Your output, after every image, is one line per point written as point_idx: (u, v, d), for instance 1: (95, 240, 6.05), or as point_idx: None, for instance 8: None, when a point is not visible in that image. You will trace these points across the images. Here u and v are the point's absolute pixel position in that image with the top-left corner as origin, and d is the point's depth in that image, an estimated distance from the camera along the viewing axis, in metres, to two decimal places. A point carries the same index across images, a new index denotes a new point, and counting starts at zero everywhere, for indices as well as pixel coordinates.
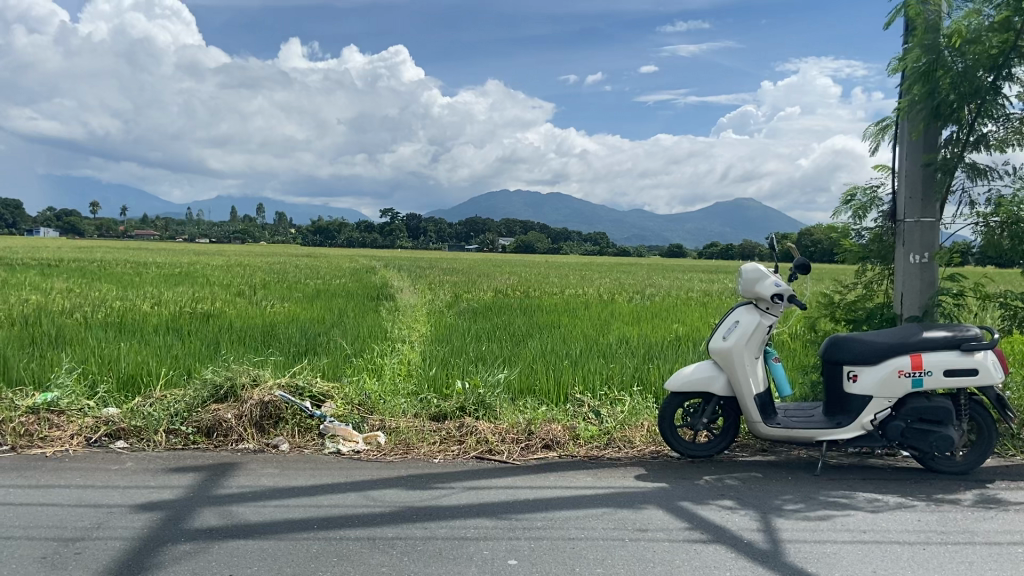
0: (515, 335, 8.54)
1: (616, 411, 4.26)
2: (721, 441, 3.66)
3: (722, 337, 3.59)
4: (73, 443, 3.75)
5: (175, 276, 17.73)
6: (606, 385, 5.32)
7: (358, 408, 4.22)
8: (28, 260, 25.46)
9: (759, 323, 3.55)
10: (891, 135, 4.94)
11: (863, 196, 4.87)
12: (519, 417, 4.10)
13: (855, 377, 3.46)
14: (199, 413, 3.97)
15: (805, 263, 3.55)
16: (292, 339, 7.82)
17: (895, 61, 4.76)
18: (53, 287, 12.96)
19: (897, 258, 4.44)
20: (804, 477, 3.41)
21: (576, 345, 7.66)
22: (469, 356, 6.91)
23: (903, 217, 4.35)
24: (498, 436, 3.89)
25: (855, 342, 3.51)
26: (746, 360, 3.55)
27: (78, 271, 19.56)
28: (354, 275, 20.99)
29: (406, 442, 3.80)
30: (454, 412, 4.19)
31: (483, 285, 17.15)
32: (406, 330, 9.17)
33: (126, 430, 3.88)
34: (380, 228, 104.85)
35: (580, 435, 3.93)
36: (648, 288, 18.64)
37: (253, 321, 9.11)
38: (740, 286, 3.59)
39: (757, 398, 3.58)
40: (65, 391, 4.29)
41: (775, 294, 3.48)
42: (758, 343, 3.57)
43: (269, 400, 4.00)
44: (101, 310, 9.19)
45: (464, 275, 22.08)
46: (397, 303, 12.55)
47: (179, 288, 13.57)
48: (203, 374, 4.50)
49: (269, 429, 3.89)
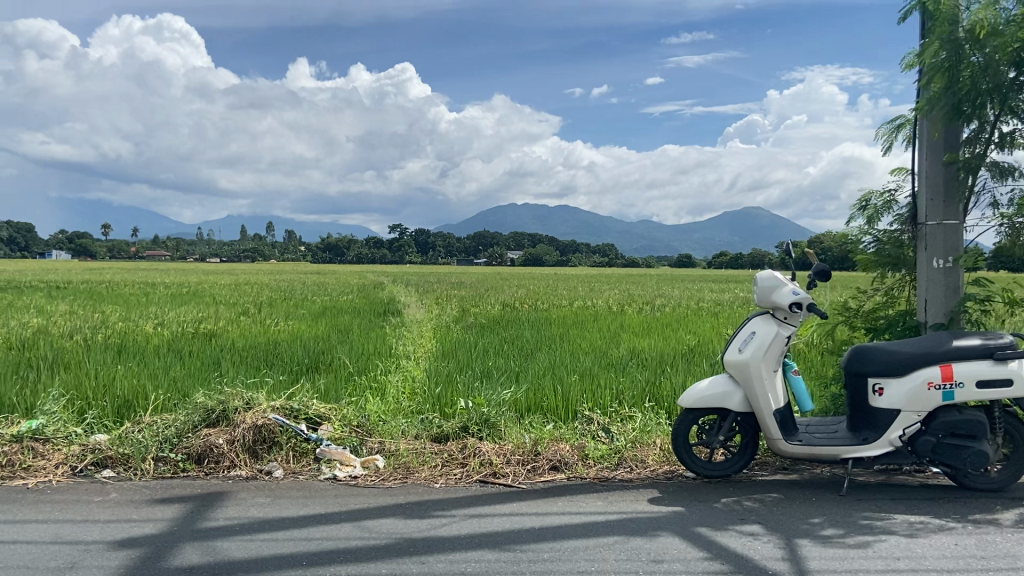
0: (524, 349, 8.36)
1: (627, 429, 4.06)
2: (739, 460, 3.46)
3: (738, 349, 3.39)
4: (58, 474, 3.57)
5: (182, 297, 17.64)
6: (617, 401, 5.12)
7: (357, 430, 4.02)
8: (37, 283, 25.60)
9: (777, 334, 3.34)
10: (906, 134, 4.75)
11: (878, 199, 4.66)
12: (525, 437, 3.90)
13: (882, 391, 3.26)
14: (189, 439, 3.78)
15: (824, 269, 3.32)
16: (295, 358, 7.65)
17: (910, 58, 4.57)
18: (58, 310, 12.83)
19: (919, 264, 4.23)
20: (829, 497, 3.20)
21: (585, 358, 7.45)
22: (476, 372, 6.72)
23: (923, 220, 4.15)
24: (502, 457, 3.69)
25: (880, 352, 3.31)
26: (764, 373, 3.34)
27: (86, 293, 19.55)
28: (361, 291, 20.85)
29: (406, 466, 3.61)
30: (456, 433, 3.98)
31: (491, 299, 16.96)
32: (412, 346, 8.99)
33: (114, 458, 3.70)
34: (388, 245, 105.10)
35: (589, 455, 3.73)
36: (658, 296, 19.22)
37: (255, 340, 8.93)
38: (755, 295, 3.37)
39: (776, 413, 3.37)
40: (52, 417, 4.11)
41: (793, 303, 3.27)
42: (777, 355, 3.36)
43: (261, 423, 3.81)
44: (102, 331, 9.05)
45: (471, 289, 21.95)
46: (404, 318, 12.37)
47: (184, 308, 13.44)
48: (197, 397, 4.32)
49: (262, 455, 3.70)
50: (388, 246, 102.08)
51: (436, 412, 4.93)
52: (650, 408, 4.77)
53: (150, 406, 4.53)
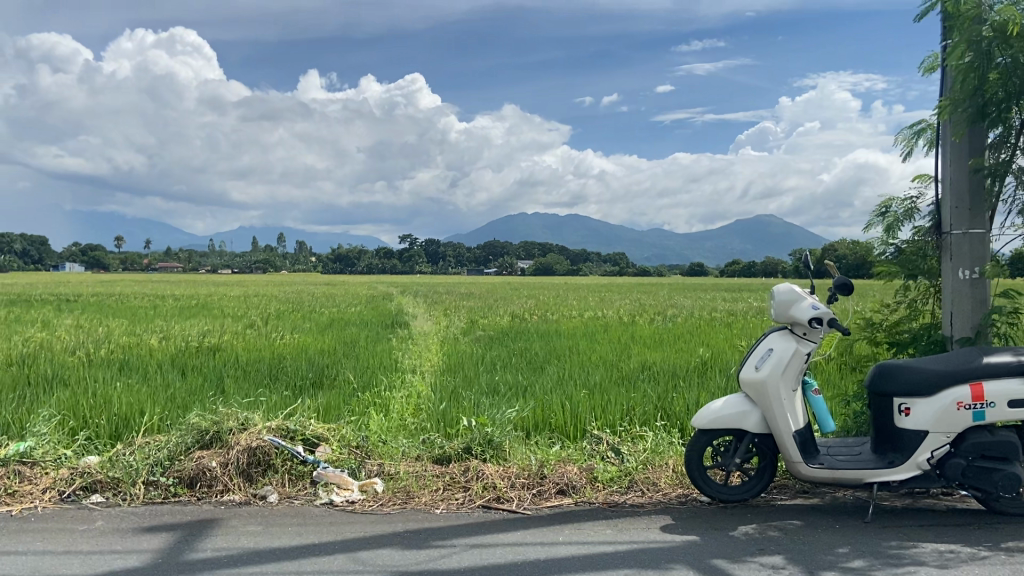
0: (532, 363, 8.18)
1: (638, 449, 3.88)
2: (756, 484, 3.29)
3: (754, 366, 3.21)
4: (44, 500, 3.42)
5: (191, 310, 17.54)
6: (628, 418, 4.94)
7: (356, 450, 3.85)
8: (48, 297, 25.67)
9: (796, 351, 3.16)
10: (927, 139, 4.57)
11: (899, 207, 4.49)
12: (531, 459, 3.73)
13: (908, 411, 3.08)
14: (181, 462, 3.62)
15: (846, 281, 3.13)
16: (299, 373, 7.51)
17: (930, 60, 4.41)
18: (64, 324, 12.72)
19: (943, 274, 4.04)
20: (854, 524, 3.02)
21: (595, 372, 7.28)
22: (483, 388, 6.55)
23: (948, 229, 3.97)
24: (507, 481, 3.52)
25: (905, 369, 3.13)
26: (783, 392, 3.17)
27: (95, 307, 19.51)
28: (370, 303, 20.75)
29: (406, 490, 3.44)
30: (459, 455, 3.81)
31: (500, 310, 16.78)
32: (418, 360, 8.82)
33: (103, 483, 3.54)
34: (398, 255, 105.19)
35: (598, 478, 3.56)
36: (669, 306, 19.13)
37: (260, 355, 8.78)
38: (773, 310, 3.20)
39: (796, 435, 3.20)
40: (41, 438, 3.96)
41: (813, 318, 3.10)
42: (796, 374, 3.19)
43: (256, 445, 3.65)
44: (105, 346, 8.93)
45: (480, 300, 21.80)
46: (411, 330, 12.22)
47: (192, 321, 13.32)
48: (191, 416, 4.16)
49: (257, 478, 3.54)
50: (399, 256, 102.12)
51: (440, 433, 4.76)
52: (662, 427, 4.59)
53: (144, 426, 4.38)
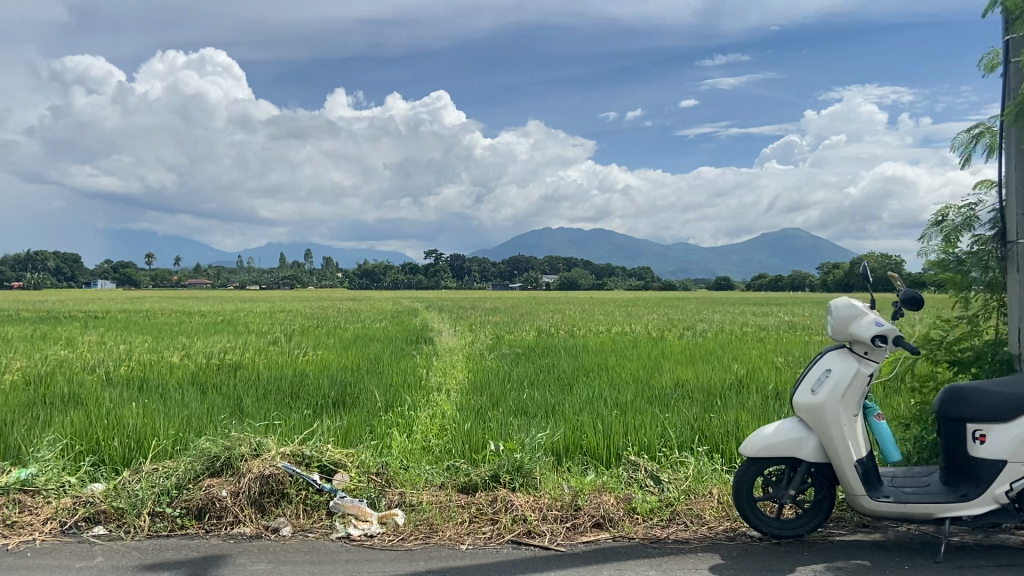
0: (561, 380, 7.90)
1: (679, 477, 3.60)
2: (812, 517, 3.00)
3: (811, 390, 2.93)
4: (44, 531, 3.20)
5: (215, 325, 17.45)
6: (665, 441, 4.65)
7: (376, 478, 3.59)
8: (76, 313, 25.76)
9: (857, 372, 2.87)
10: (986, 144, 4.27)
11: (957, 215, 4.18)
12: (564, 488, 3.46)
13: (983, 439, 2.79)
14: (189, 491, 3.38)
15: (914, 296, 2.85)
16: (320, 391, 7.29)
17: (989, 60, 4.12)
18: (87, 340, 12.62)
19: (1009, 287, 3.71)
20: (925, 564, 2.72)
21: (627, 389, 6.98)
22: (510, 407, 6.27)
23: (1014, 237, 3.62)
24: (538, 513, 3.24)
25: (978, 393, 2.83)
26: (843, 418, 2.88)
27: (121, 322, 19.48)
28: (395, 318, 20.54)
29: (429, 523, 3.17)
30: (486, 483, 3.54)
31: (526, 326, 16.49)
32: (442, 377, 8.57)
33: (107, 513, 3.32)
34: (424, 271, 105.25)
35: (636, 509, 3.28)
36: (698, 321, 18.76)
37: (281, 372, 8.57)
38: (830, 326, 2.91)
39: (858, 465, 2.91)
40: (44, 465, 3.75)
41: (876, 335, 2.81)
42: (857, 398, 2.90)
43: (269, 473, 3.40)
44: (125, 364, 8.77)
45: (506, 315, 21.51)
46: (436, 346, 11.96)
47: (216, 337, 13.16)
48: (203, 441, 3.94)
49: (269, 509, 3.29)
50: (424, 272, 102.22)
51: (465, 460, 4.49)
52: (703, 452, 4.29)
53: (154, 450, 4.16)
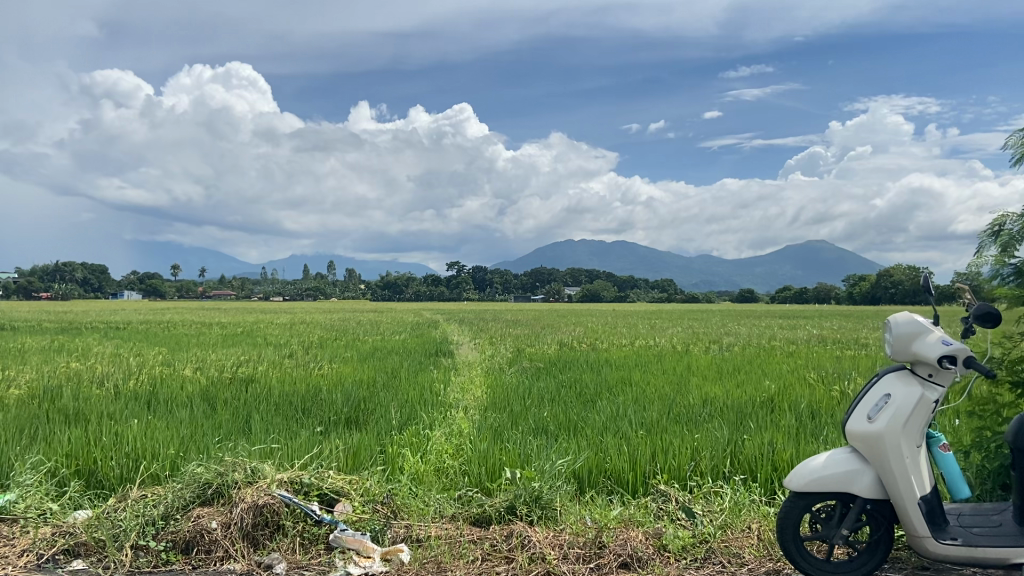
0: (583, 396, 7.56)
1: (713, 509, 3.27)
2: (868, 559, 2.67)
3: (867, 417, 2.60)
4: (17, 564, 2.90)
5: (233, 338, 17.26)
6: (695, 467, 4.32)
7: (382, 508, 3.28)
8: (96, 323, 25.78)
9: (921, 397, 2.54)
10: None
11: (1014, 223, 3.82)
12: (586, 522, 3.14)
13: None
14: (177, 522, 3.10)
15: (989, 312, 2.56)
16: (332, 407, 7.01)
17: None
18: (103, 352, 12.43)
19: None
20: None
21: (652, 407, 6.64)
22: (529, 426, 5.96)
23: None
24: (558, 550, 2.93)
25: None
26: (905, 450, 2.55)
27: (140, 333, 19.33)
28: (415, 330, 20.27)
29: (437, 559, 2.86)
30: (501, 516, 3.22)
31: (547, 338, 16.15)
32: (460, 392, 8.27)
33: (88, 546, 3.04)
34: (446, 282, 105.15)
35: (668, 547, 2.95)
36: (725, 334, 18.35)
37: (296, 386, 8.31)
38: (889, 346, 2.58)
39: (921, 503, 2.59)
40: (26, 491, 3.48)
41: (944, 356, 2.48)
42: (920, 427, 2.57)
43: (263, 502, 3.11)
44: (135, 377, 8.54)
45: (527, 328, 21.18)
46: (455, 360, 11.67)
47: (233, 350, 12.95)
48: (196, 466, 3.65)
49: (263, 543, 3.00)
50: (446, 283, 102.16)
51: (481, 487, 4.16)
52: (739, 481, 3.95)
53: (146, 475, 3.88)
